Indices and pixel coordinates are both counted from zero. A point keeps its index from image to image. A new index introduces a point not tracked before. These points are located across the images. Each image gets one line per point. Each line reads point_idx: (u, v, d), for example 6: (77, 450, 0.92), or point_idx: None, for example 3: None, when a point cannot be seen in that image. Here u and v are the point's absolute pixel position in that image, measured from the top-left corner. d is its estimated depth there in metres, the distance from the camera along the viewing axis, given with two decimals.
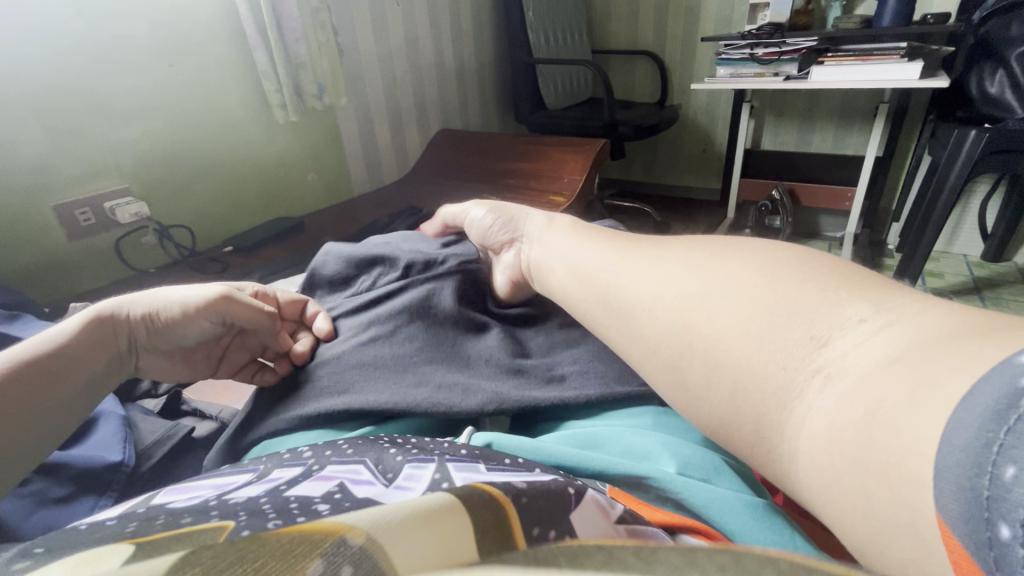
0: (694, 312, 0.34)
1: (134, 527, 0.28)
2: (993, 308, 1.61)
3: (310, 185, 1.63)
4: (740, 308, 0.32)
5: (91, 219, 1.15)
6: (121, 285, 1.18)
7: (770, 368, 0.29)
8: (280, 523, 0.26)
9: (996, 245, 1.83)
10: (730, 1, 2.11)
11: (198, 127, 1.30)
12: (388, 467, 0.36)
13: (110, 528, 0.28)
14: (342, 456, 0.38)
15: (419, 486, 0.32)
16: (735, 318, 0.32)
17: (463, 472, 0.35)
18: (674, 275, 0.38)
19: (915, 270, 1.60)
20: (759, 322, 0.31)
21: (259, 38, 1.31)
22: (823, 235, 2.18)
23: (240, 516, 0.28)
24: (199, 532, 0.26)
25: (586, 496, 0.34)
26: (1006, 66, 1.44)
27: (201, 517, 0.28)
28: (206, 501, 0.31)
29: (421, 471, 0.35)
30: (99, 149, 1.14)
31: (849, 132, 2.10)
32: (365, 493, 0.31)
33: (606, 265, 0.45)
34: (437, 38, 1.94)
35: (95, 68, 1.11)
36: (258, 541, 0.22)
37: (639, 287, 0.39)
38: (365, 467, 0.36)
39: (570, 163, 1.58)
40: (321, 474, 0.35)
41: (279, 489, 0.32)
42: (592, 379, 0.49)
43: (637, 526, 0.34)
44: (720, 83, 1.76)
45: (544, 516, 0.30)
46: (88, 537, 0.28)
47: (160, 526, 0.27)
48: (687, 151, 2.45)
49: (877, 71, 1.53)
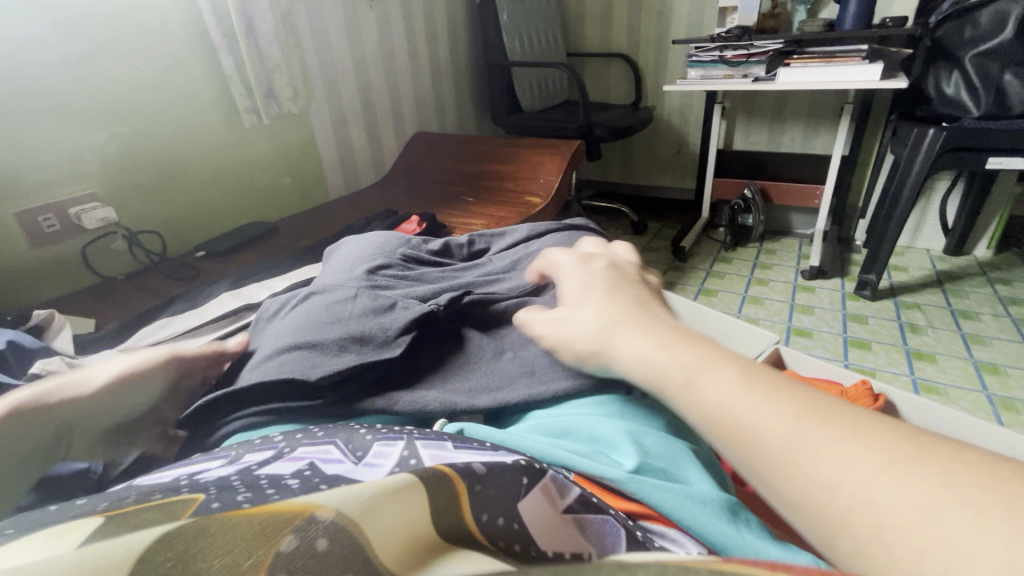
0: (789, 435, 0.28)
1: (104, 506, 0.28)
2: (954, 300, 1.68)
3: (284, 189, 1.61)
4: (796, 424, 0.28)
5: (56, 225, 1.13)
6: (90, 292, 1.15)
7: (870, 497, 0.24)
8: (249, 497, 0.27)
9: (957, 239, 1.91)
10: (700, 5, 2.16)
11: (168, 130, 1.29)
12: (358, 446, 0.36)
13: (78, 508, 0.28)
14: (312, 439, 0.38)
15: (387, 463, 0.33)
16: (799, 431, 0.28)
17: (431, 450, 0.35)
18: (768, 389, 0.31)
19: (881, 265, 1.65)
20: (876, 467, 0.25)
21: (229, 42, 1.30)
22: (794, 232, 2.23)
23: (209, 491, 0.28)
24: (168, 503, 0.26)
25: (538, 483, 0.34)
26: (962, 67, 1.49)
27: (170, 493, 0.28)
28: (176, 482, 0.31)
29: (390, 448, 0.36)
30: (64, 154, 1.12)
31: (816, 132, 2.16)
32: (334, 471, 0.32)
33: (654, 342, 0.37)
34: (412, 41, 1.94)
35: (59, 68, 1.09)
36: (225, 524, 0.23)
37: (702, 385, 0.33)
38: (335, 447, 0.36)
39: (546, 164, 1.60)
40: (292, 455, 0.35)
41: (250, 469, 0.32)
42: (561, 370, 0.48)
43: (588, 515, 0.34)
44: (691, 85, 1.80)
45: (497, 502, 0.32)
46: (57, 517, 0.27)
47: (131, 502, 0.28)
48: (662, 152, 2.50)
49: (839, 72, 1.58)
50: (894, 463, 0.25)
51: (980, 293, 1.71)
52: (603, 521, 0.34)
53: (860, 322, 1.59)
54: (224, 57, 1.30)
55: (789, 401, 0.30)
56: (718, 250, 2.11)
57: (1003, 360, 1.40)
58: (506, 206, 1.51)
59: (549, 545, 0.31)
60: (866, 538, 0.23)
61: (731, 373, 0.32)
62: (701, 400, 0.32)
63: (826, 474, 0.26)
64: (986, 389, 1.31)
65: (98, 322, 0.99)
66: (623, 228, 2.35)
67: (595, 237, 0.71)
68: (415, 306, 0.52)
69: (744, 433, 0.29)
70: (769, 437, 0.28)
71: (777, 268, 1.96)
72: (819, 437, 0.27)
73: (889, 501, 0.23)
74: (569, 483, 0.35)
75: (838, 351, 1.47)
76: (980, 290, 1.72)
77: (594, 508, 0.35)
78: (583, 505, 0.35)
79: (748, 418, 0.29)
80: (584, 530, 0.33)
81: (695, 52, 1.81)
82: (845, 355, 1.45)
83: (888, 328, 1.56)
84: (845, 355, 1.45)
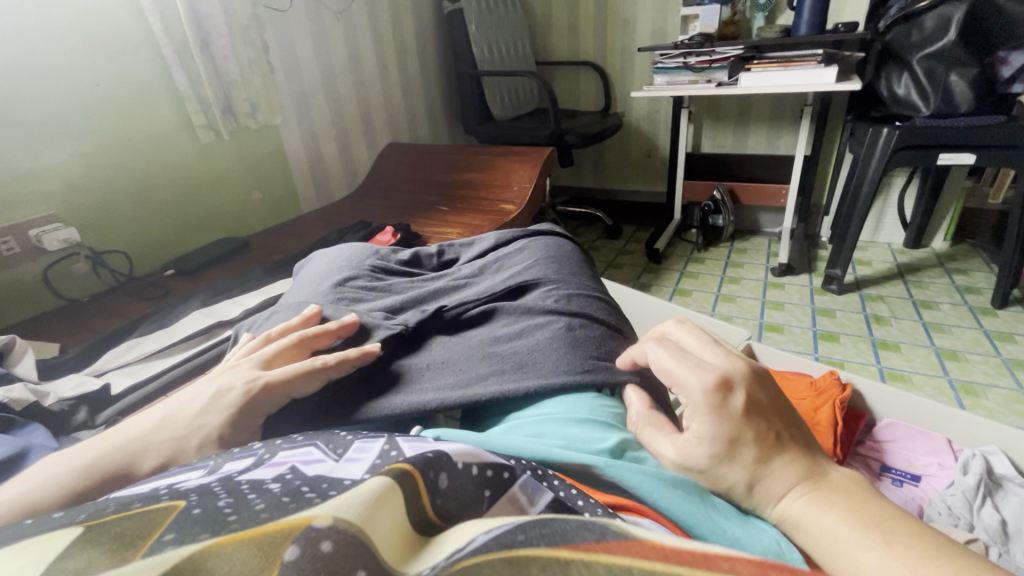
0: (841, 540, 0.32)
1: (84, 513, 0.28)
2: (916, 291, 1.75)
3: (254, 204, 1.59)
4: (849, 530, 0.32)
5: (15, 248, 1.09)
6: (54, 316, 1.12)
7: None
8: (229, 502, 0.27)
9: (915, 232, 1.99)
10: (663, 13, 2.22)
11: (131, 149, 1.26)
12: (339, 445, 0.37)
13: (55, 521, 0.28)
14: (292, 443, 0.38)
15: (368, 457, 0.34)
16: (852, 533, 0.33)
17: (412, 443, 0.36)
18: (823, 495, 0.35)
19: (845, 260, 1.71)
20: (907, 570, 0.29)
21: (180, 58, 1.28)
22: (763, 231, 2.30)
23: (191, 496, 0.28)
24: (150, 511, 0.27)
25: (508, 492, 0.34)
26: (910, 69, 1.56)
27: (151, 500, 0.28)
28: (154, 490, 0.31)
29: (371, 443, 0.36)
30: (22, 174, 1.08)
31: (780, 133, 2.23)
32: (316, 471, 0.32)
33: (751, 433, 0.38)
34: (380, 52, 1.94)
35: (14, 87, 1.06)
36: (223, 553, 0.23)
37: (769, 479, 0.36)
38: (315, 448, 0.36)
39: (518, 171, 1.62)
40: (273, 461, 0.34)
41: (232, 476, 0.32)
42: (531, 369, 0.48)
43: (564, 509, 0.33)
44: (658, 91, 1.84)
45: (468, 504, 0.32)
46: (32, 531, 0.27)
47: (111, 511, 0.28)
48: (633, 157, 2.54)
49: (798, 76, 1.64)
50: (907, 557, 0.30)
51: (938, 283, 1.78)
52: None
53: (829, 316, 1.65)
54: (176, 74, 1.27)
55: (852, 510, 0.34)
56: (691, 251, 2.16)
57: (963, 346, 1.47)
58: (480, 214, 1.52)
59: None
60: None
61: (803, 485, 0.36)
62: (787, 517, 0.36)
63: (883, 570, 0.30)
64: (948, 374, 1.37)
65: (61, 346, 0.96)
66: (599, 233, 2.38)
67: (560, 241, 0.73)
68: (385, 324, 0.53)
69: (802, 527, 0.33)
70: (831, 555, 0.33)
71: (748, 267, 2.01)
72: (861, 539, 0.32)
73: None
74: (542, 489, 0.34)
75: (808, 345, 1.51)
76: (939, 281, 1.80)
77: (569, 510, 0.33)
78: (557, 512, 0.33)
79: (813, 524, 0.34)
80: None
81: (660, 59, 1.86)
82: (815, 348, 1.49)
83: (854, 321, 1.61)
84: (815, 348, 1.49)
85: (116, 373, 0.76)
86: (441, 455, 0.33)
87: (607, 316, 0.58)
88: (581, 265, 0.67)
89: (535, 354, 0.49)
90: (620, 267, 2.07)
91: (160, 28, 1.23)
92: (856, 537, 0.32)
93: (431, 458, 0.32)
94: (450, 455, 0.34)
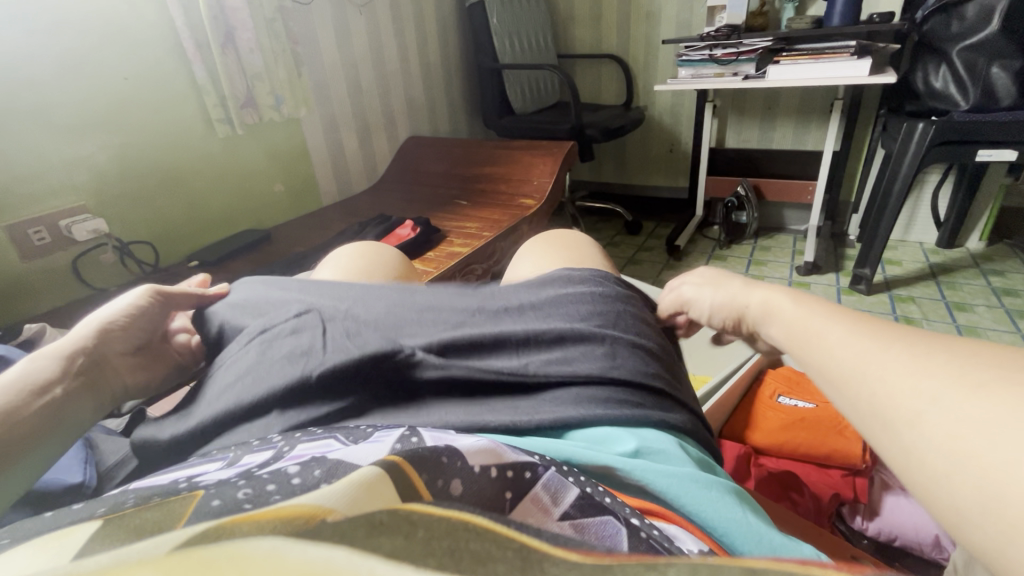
0: (856, 364, 0.34)
1: (105, 510, 0.28)
2: (948, 292, 1.69)
3: (276, 197, 1.61)
4: (869, 350, 0.33)
5: (47, 238, 1.12)
6: (83, 304, 1.14)
7: (896, 413, 0.29)
8: (248, 494, 0.27)
9: (949, 232, 1.92)
10: (688, 4, 2.17)
11: (158, 141, 1.28)
12: (358, 436, 0.36)
13: (77, 513, 0.28)
14: (310, 435, 0.37)
15: (389, 439, 0.34)
16: (899, 368, 0.31)
17: (433, 434, 0.36)
18: (871, 345, 0.34)
19: (875, 258, 1.66)
20: (926, 385, 0.29)
21: (200, 51, 1.29)
22: (788, 229, 2.24)
23: (210, 488, 0.29)
24: (169, 501, 0.27)
25: (533, 491, 0.33)
26: (948, 61, 1.50)
27: (169, 494, 0.29)
28: (175, 483, 0.31)
29: (391, 430, 0.36)
30: (54, 168, 1.11)
31: (807, 127, 2.17)
32: (336, 455, 0.32)
33: (817, 315, 0.40)
34: (402, 45, 1.94)
35: (49, 81, 1.09)
36: (237, 529, 0.21)
37: (825, 337, 0.37)
38: (335, 439, 0.36)
39: (538, 165, 1.59)
40: (292, 454, 0.34)
41: (250, 470, 0.32)
42: (559, 397, 0.42)
43: (585, 520, 0.33)
44: (682, 85, 1.80)
45: (469, 495, 0.31)
46: (55, 524, 0.28)
47: (129, 506, 0.28)
48: (655, 151, 2.50)
49: (828, 69, 1.59)
50: (917, 364, 0.30)
51: (973, 284, 1.72)
52: (602, 522, 0.32)
53: None
54: (197, 68, 1.28)
55: (949, 361, 0.29)
56: (713, 248, 2.11)
57: None
58: (500, 209, 1.51)
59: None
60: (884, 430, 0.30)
61: (900, 355, 0.31)
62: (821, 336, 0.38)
63: (902, 414, 0.29)
64: None
65: None
66: (618, 229, 2.36)
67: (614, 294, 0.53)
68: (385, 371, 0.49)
69: (843, 366, 0.34)
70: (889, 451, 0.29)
71: (771, 265, 1.96)
72: (874, 366, 0.32)
73: (903, 407, 0.29)
74: (566, 486, 0.34)
75: None
76: (974, 281, 1.74)
77: (594, 508, 0.33)
78: (580, 510, 0.33)
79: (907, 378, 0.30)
80: (583, 534, 0.32)
81: (685, 52, 1.82)
82: None
83: None
84: None
85: None
86: (455, 459, 0.31)
87: (659, 338, 0.51)
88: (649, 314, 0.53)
89: (557, 374, 0.43)
90: (640, 263, 2.04)
91: (186, 22, 1.25)
92: (931, 391, 0.28)
93: (443, 462, 0.31)
94: (468, 458, 0.32)
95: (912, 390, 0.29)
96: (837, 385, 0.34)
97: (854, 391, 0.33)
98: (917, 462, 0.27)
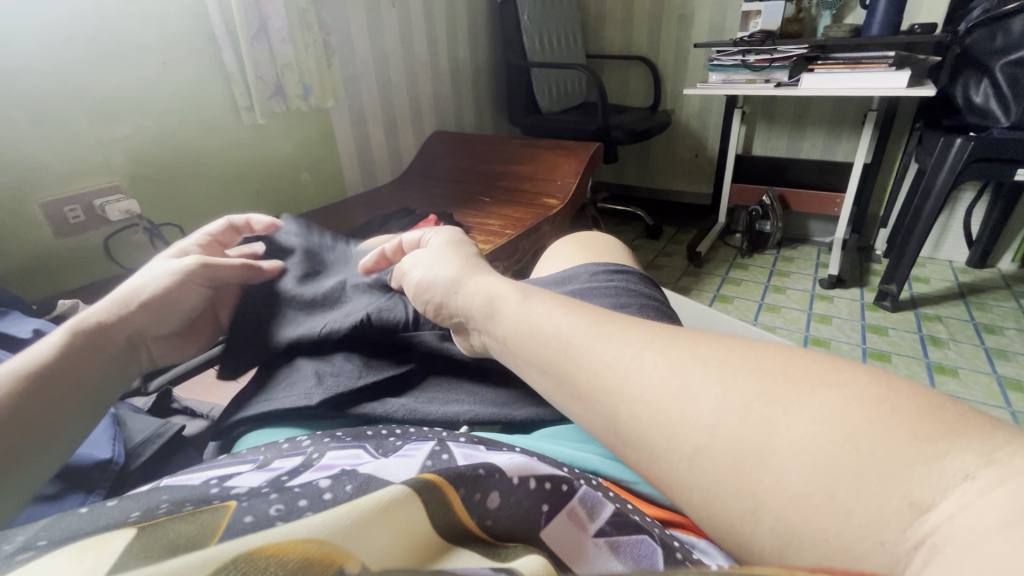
0: (684, 404, 0.27)
1: (137, 515, 0.28)
2: (977, 313, 1.65)
3: (303, 185, 1.62)
4: (694, 375, 0.28)
5: (81, 216, 1.14)
6: (111, 283, 1.17)
7: (763, 473, 0.24)
8: (281, 511, 0.27)
9: (980, 252, 1.87)
10: (722, 8, 2.14)
11: (189, 126, 1.30)
12: (388, 448, 0.36)
13: (109, 513, 0.29)
14: (340, 443, 0.37)
15: (419, 455, 0.34)
16: (744, 411, 0.26)
17: (464, 449, 0.35)
18: (695, 369, 0.28)
19: (903, 275, 1.62)
20: (798, 438, 0.24)
21: (221, 37, 1.29)
22: (812, 240, 2.20)
23: (242, 498, 0.29)
24: (201, 513, 0.27)
25: (572, 503, 0.33)
26: (991, 76, 1.46)
27: (203, 503, 0.29)
28: (208, 486, 0.31)
29: (421, 444, 0.36)
30: (90, 149, 1.13)
31: (838, 138, 2.13)
32: (367, 470, 0.32)
33: (588, 332, 0.33)
34: (431, 39, 1.94)
35: (88, 64, 1.11)
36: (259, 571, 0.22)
37: (631, 359, 0.30)
38: (364, 451, 0.36)
39: (563, 165, 1.58)
40: (321, 464, 0.34)
41: (281, 479, 0.32)
42: None
43: (622, 537, 0.32)
44: (712, 89, 1.78)
45: (503, 510, 0.31)
46: (89, 526, 0.28)
47: (163, 513, 0.28)
48: (679, 155, 2.47)
49: (865, 79, 1.55)
50: (774, 403, 0.25)
51: (1004, 306, 1.67)
52: (638, 540, 0.31)
53: (880, 334, 1.57)
54: (221, 56, 1.28)
55: (808, 405, 0.24)
56: (734, 256, 2.08)
57: None
58: (523, 208, 1.51)
59: (579, 567, 0.31)
60: (746, 494, 0.25)
61: (733, 387, 0.27)
62: (609, 358, 0.31)
63: (767, 472, 0.24)
64: (1009, 405, 1.28)
65: None
66: (638, 232, 2.34)
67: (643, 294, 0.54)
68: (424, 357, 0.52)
69: (661, 402, 0.28)
70: (755, 537, 0.24)
71: (794, 276, 1.93)
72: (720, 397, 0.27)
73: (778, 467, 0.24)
74: (602, 502, 0.33)
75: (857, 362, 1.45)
76: (1004, 304, 1.69)
77: (629, 527, 0.32)
78: (617, 527, 0.32)
79: (773, 438, 0.24)
80: (619, 554, 0.31)
81: (717, 56, 1.79)
82: None
83: (908, 341, 1.53)
84: None
85: None
86: (493, 472, 0.32)
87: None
88: (466, 316, 0.44)
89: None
90: (660, 268, 2.03)
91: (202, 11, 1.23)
92: (796, 438, 0.24)
93: (480, 476, 0.31)
94: (503, 469, 0.32)
95: (787, 443, 0.24)
96: (645, 421, 0.28)
97: (669, 433, 0.27)
98: (800, 533, 0.23)
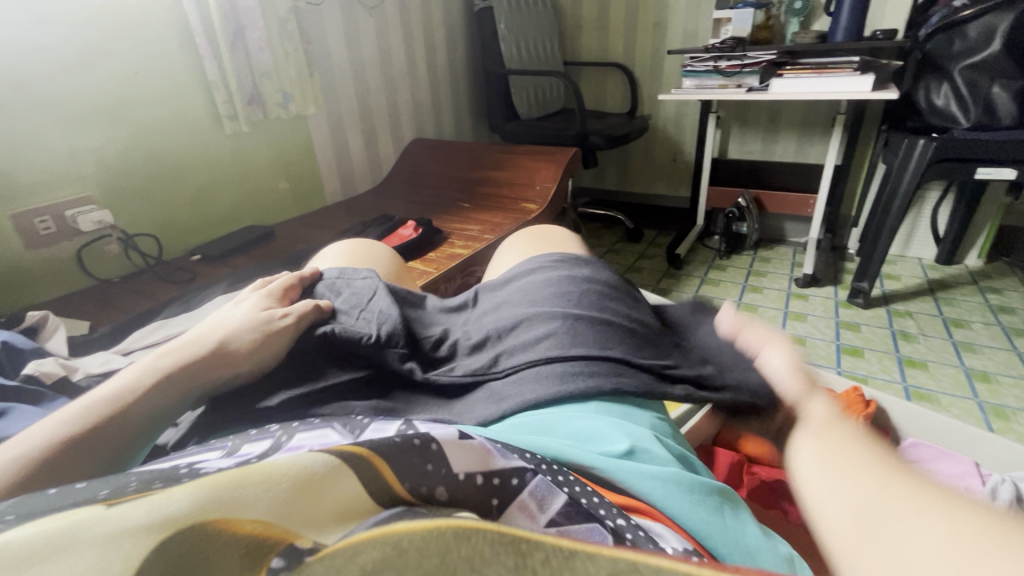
0: None
1: (107, 492, 0.28)
2: (945, 308, 1.70)
3: (281, 195, 1.62)
4: None
5: (52, 227, 1.13)
6: (84, 295, 1.15)
7: None
8: None
9: (948, 248, 1.93)
10: (695, 15, 2.19)
11: (163, 135, 1.29)
12: (355, 427, 0.38)
13: (78, 493, 0.28)
14: (307, 426, 0.38)
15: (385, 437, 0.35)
16: None
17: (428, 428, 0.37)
18: None
19: (874, 273, 1.67)
20: None
21: (212, 48, 1.30)
22: (788, 241, 2.25)
23: None
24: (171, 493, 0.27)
25: (520, 499, 0.34)
26: (950, 79, 1.52)
27: (173, 481, 0.29)
28: (175, 469, 0.31)
29: (387, 425, 0.37)
30: (60, 159, 1.12)
31: (810, 140, 2.19)
32: None
33: None
34: (410, 48, 1.95)
35: (59, 75, 1.10)
36: (213, 544, 0.25)
37: None
38: (331, 431, 0.37)
39: (541, 172, 1.60)
40: (290, 445, 0.35)
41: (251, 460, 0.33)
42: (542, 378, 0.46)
43: (571, 526, 0.34)
44: (686, 95, 1.82)
45: (457, 497, 0.33)
46: (54, 503, 0.27)
47: (130, 491, 0.28)
48: (658, 160, 2.52)
49: (831, 83, 1.60)
50: None
51: (971, 301, 1.73)
52: (588, 528, 0.33)
53: (853, 331, 1.60)
54: (211, 64, 1.30)
55: None
56: (713, 258, 2.12)
57: (994, 368, 1.41)
58: (502, 213, 1.52)
59: None
60: None
61: None
62: None
63: None
64: (977, 396, 1.32)
65: (91, 324, 1.01)
66: (619, 236, 2.37)
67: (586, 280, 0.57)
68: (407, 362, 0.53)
69: None
70: None
71: (771, 276, 1.97)
72: None
73: None
74: (552, 492, 0.35)
75: (831, 358, 1.48)
76: (971, 299, 1.74)
77: (580, 515, 0.34)
78: (567, 517, 0.34)
79: None
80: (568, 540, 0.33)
81: (689, 62, 1.83)
82: (838, 362, 1.46)
83: (880, 336, 1.57)
84: (838, 362, 1.46)
85: (141, 353, 0.77)
86: (439, 466, 0.33)
87: (633, 317, 0.55)
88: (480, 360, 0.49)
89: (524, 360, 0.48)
90: (640, 271, 2.05)
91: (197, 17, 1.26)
92: None
93: (429, 468, 0.32)
94: (451, 462, 0.33)
95: None
96: None
97: None
98: None
